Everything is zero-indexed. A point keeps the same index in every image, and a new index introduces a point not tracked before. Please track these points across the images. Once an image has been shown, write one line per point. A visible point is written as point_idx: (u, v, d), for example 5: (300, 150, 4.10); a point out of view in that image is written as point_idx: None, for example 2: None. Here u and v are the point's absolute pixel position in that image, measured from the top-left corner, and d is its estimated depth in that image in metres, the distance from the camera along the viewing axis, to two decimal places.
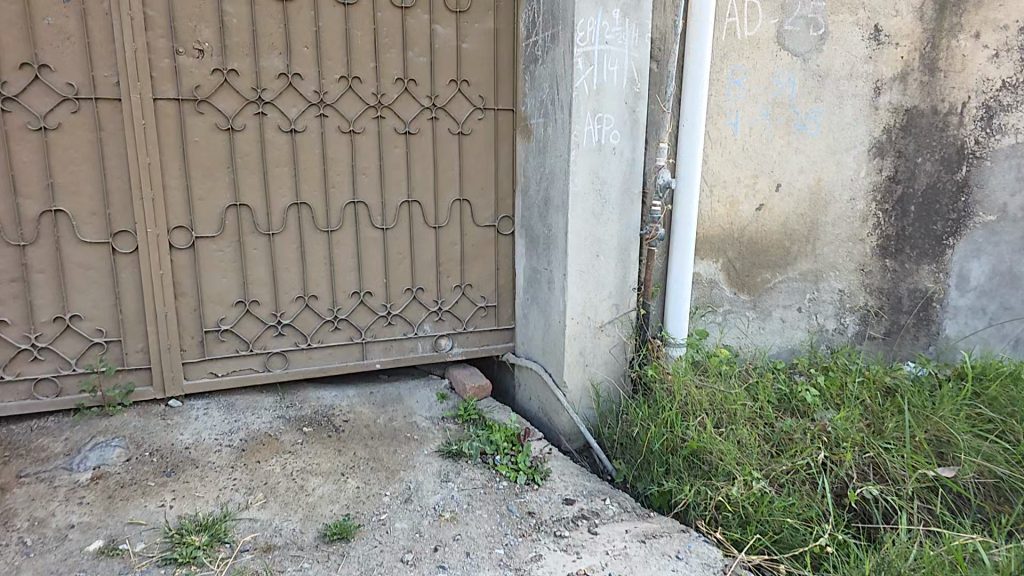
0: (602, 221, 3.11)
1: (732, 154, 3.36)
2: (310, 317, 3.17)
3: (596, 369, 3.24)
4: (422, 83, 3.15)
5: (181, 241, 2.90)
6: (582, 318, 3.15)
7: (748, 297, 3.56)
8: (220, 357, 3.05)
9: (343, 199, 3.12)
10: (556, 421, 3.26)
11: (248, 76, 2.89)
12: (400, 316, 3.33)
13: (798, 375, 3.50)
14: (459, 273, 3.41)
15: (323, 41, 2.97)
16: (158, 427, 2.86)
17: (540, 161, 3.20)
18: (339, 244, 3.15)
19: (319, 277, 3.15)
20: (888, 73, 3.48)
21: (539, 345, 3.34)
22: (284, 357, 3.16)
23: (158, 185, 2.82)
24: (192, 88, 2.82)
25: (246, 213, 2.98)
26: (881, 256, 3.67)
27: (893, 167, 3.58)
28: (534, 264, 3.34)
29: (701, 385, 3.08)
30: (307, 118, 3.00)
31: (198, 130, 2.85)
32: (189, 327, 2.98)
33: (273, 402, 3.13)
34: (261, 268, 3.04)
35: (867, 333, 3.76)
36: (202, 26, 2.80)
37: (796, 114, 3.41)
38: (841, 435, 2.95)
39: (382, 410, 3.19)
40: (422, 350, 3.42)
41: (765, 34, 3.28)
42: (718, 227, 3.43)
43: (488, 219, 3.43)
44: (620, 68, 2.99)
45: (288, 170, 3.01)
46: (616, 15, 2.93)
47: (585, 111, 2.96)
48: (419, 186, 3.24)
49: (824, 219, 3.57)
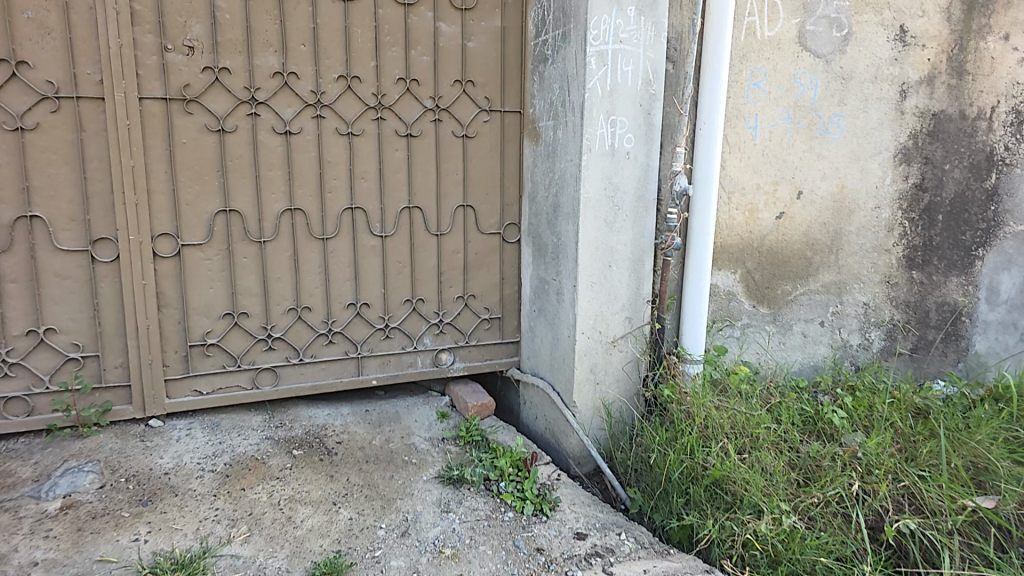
0: (615, 230, 2.93)
1: (751, 159, 3.18)
2: (302, 330, 2.97)
3: (607, 388, 3.04)
4: (425, 84, 2.99)
5: (166, 249, 2.71)
6: (593, 333, 2.95)
7: (768, 310, 3.35)
8: (205, 373, 2.85)
9: (340, 205, 2.94)
10: (564, 444, 3.04)
11: (241, 75, 2.72)
12: (398, 329, 3.13)
13: (822, 394, 3.28)
14: (462, 283, 3.21)
15: (322, 38, 2.81)
16: (136, 449, 2.66)
17: (548, 165, 3.03)
18: (335, 253, 2.96)
19: (313, 288, 2.95)
20: (915, 76, 3.32)
21: (546, 361, 3.13)
22: (274, 373, 2.95)
23: (141, 190, 2.64)
24: (181, 87, 2.65)
25: (236, 219, 2.79)
26: (907, 268, 3.47)
27: (920, 174, 3.40)
28: (541, 274, 3.14)
29: (721, 406, 2.88)
30: (303, 119, 2.83)
31: (186, 131, 2.68)
32: (173, 341, 2.78)
33: (261, 422, 2.92)
34: (251, 278, 2.85)
35: (894, 349, 3.54)
36: (193, 21, 2.64)
37: (818, 118, 3.24)
38: (872, 463, 2.74)
39: (378, 431, 2.98)
40: (421, 366, 3.21)
41: (786, 34, 3.12)
42: (737, 236, 3.23)
43: (494, 226, 3.23)
44: (635, 68, 2.82)
45: (282, 174, 2.83)
46: (630, 13, 2.77)
47: (597, 113, 2.78)
48: (420, 192, 3.06)
49: (848, 229, 3.38)
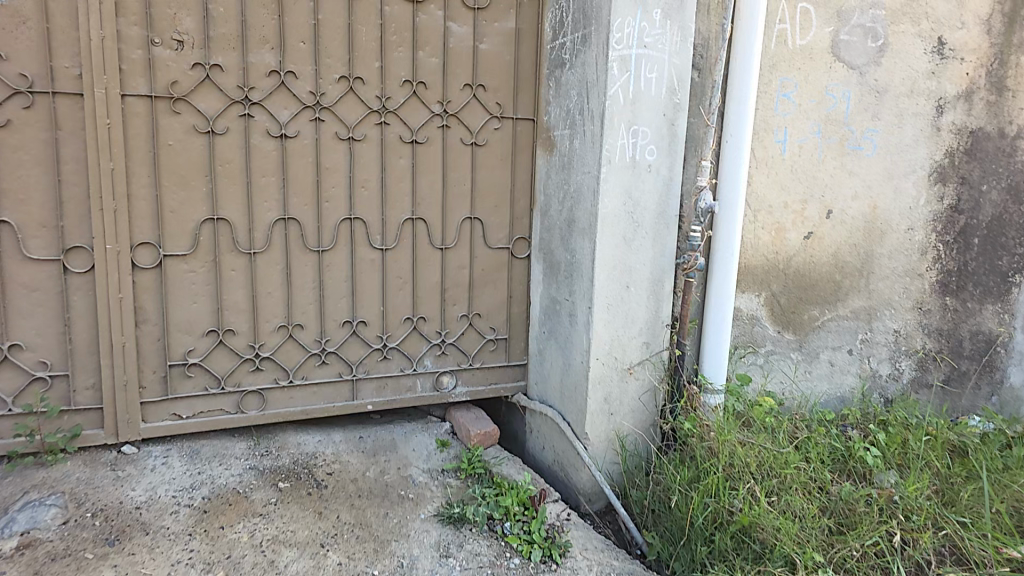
0: (634, 248, 2.71)
1: (780, 175, 2.98)
2: (293, 350, 2.73)
3: (622, 419, 2.81)
4: (433, 87, 2.78)
5: (147, 260, 2.49)
6: (608, 359, 2.73)
7: (794, 337, 3.13)
8: (185, 396, 2.61)
9: (338, 215, 2.72)
10: (574, 479, 2.81)
11: (234, 73, 2.51)
12: (397, 350, 2.89)
13: (851, 429, 3.05)
14: (466, 301, 2.98)
15: (323, 36, 2.60)
16: (106, 480, 2.41)
17: (563, 177, 2.82)
18: (331, 267, 2.74)
19: (306, 305, 2.72)
20: (953, 90, 3.12)
21: (556, 387, 2.90)
22: (260, 396, 2.71)
23: (120, 195, 2.41)
24: (168, 85, 2.43)
25: (224, 228, 2.57)
26: (941, 294, 3.26)
27: (955, 195, 3.19)
28: (552, 294, 2.92)
29: (746, 442, 2.66)
30: (300, 121, 2.62)
31: (172, 132, 2.46)
32: (151, 360, 2.55)
33: (245, 449, 2.68)
34: (239, 292, 2.62)
35: (926, 380, 3.31)
36: (183, 13, 2.43)
37: (850, 133, 3.04)
38: (909, 507, 2.54)
39: (372, 461, 2.74)
40: (421, 390, 2.97)
41: (819, 44, 2.93)
42: (762, 256, 3.02)
43: (502, 240, 3.01)
44: (659, 75, 2.62)
45: (275, 181, 2.61)
46: (656, 15, 2.57)
47: (618, 122, 2.58)
48: (425, 202, 2.84)
49: (879, 251, 3.17)
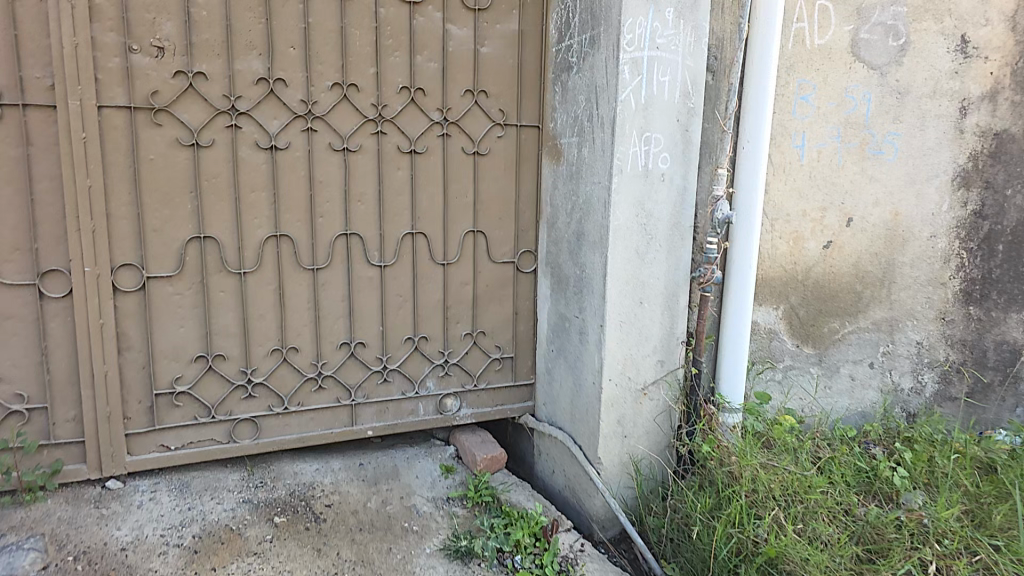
0: (647, 261, 2.56)
1: (798, 182, 2.84)
2: (288, 375, 2.58)
3: (636, 441, 2.67)
4: (432, 94, 2.62)
5: (129, 283, 2.33)
6: (621, 380, 2.58)
7: (813, 350, 2.99)
8: (173, 427, 2.45)
9: (333, 231, 2.56)
10: (587, 506, 2.67)
11: (219, 81, 2.35)
12: (397, 372, 2.74)
13: (874, 446, 2.92)
14: (470, 319, 2.83)
15: (314, 40, 2.44)
16: (90, 519, 2.26)
17: (571, 187, 2.67)
18: (326, 286, 2.58)
19: (301, 327, 2.57)
20: (976, 91, 2.97)
21: (566, 409, 2.76)
22: (253, 425, 2.55)
23: (99, 215, 2.25)
24: (149, 95, 2.27)
25: (212, 247, 2.41)
26: (964, 303, 3.12)
27: (980, 201, 3.05)
28: (561, 310, 2.77)
29: (768, 466, 2.53)
30: (291, 132, 2.46)
31: (154, 146, 2.30)
32: (136, 389, 2.39)
33: (239, 481, 2.52)
34: (229, 315, 2.46)
35: (949, 393, 3.18)
36: (163, 18, 2.26)
37: (870, 136, 2.89)
38: (940, 531, 2.40)
39: (373, 490, 2.59)
40: (424, 413, 2.82)
41: (838, 43, 2.78)
42: (780, 268, 2.88)
43: (507, 254, 2.86)
44: (672, 79, 2.47)
45: (266, 196, 2.45)
46: (669, 15, 2.42)
47: (630, 128, 2.43)
48: (425, 216, 2.69)
49: (901, 260, 3.03)
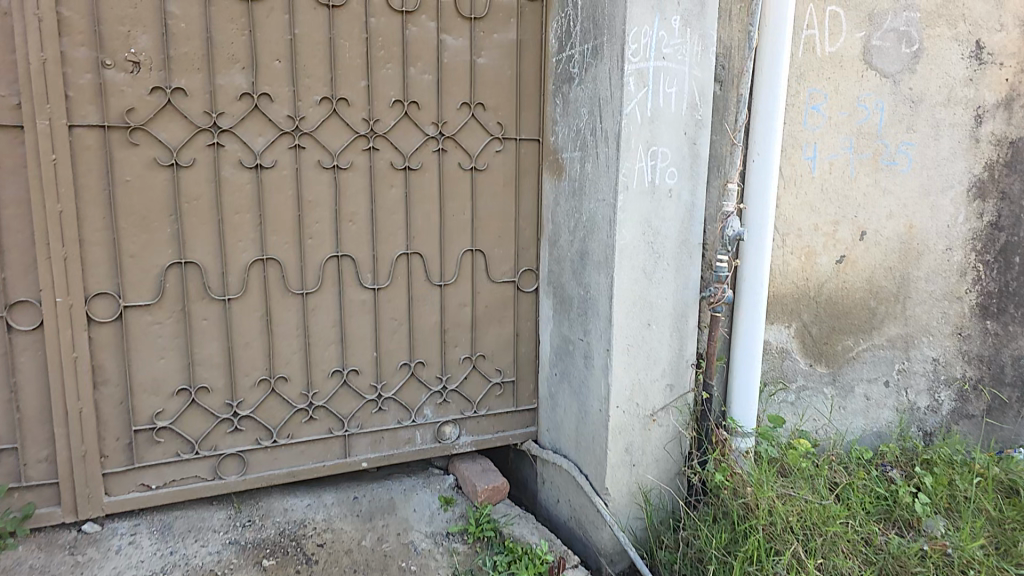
0: (655, 281, 2.44)
1: (809, 195, 2.72)
2: (277, 407, 2.43)
3: (645, 470, 2.53)
4: (427, 107, 2.49)
5: (105, 313, 2.18)
6: (629, 406, 2.45)
7: (826, 369, 2.87)
8: (154, 464, 2.30)
9: (322, 253, 2.42)
10: (595, 539, 2.53)
11: (200, 97, 2.21)
12: (392, 400, 2.60)
13: (892, 469, 2.80)
14: (469, 342, 2.70)
15: (300, 52, 2.30)
16: (64, 567, 2.11)
17: (574, 204, 2.54)
18: (317, 312, 2.44)
19: (290, 355, 2.42)
20: (991, 98, 2.87)
21: (571, 436, 2.63)
22: (240, 460, 2.40)
23: (71, 241, 2.10)
24: (124, 113, 2.13)
25: (194, 273, 2.27)
26: (981, 318, 3.02)
27: (996, 211, 2.95)
28: (565, 332, 2.64)
29: (784, 496, 2.40)
30: (278, 149, 2.32)
31: (130, 166, 2.16)
32: (114, 426, 2.24)
33: (225, 521, 2.37)
34: (213, 345, 2.32)
35: (966, 411, 3.07)
36: (138, 31, 2.12)
37: (883, 147, 2.78)
38: (964, 561, 2.30)
39: (368, 527, 2.44)
40: (421, 442, 2.68)
41: (849, 51, 2.67)
42: (791, 284, 2.76)
43: (507, 273, 2.73)
44: (679, 90, 2.34)
45: (251, 218, 2.31)
46: (675, 23, 2.30)
47: (636, 143, 2.30)
48: (420, 235, 2.55)
49: (916, 273, 2.92)
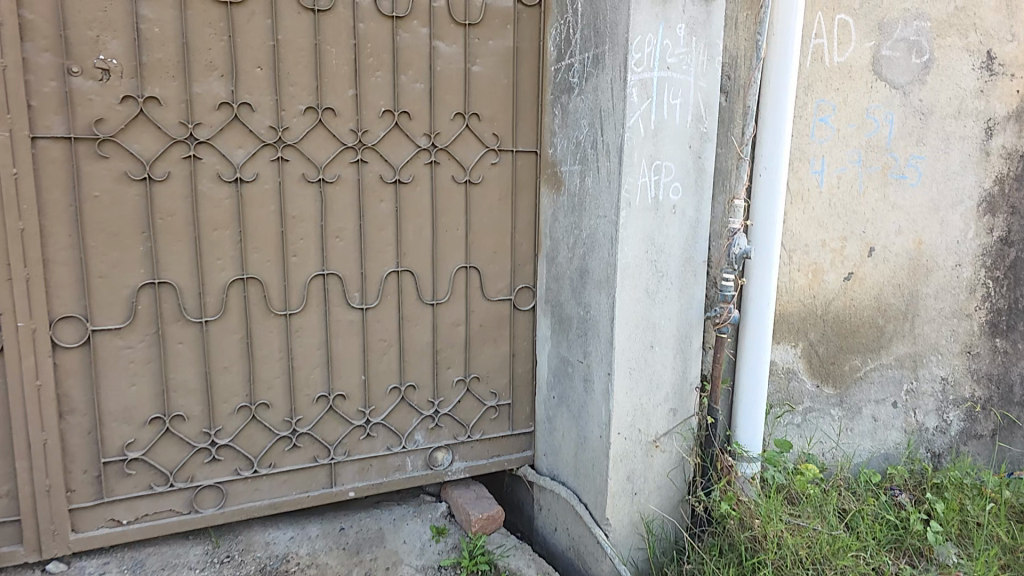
0: (658, 301, 2.32)
1: (816, 210, 2.62)
2: (258, 434, 2.29)
3: (646, 499, 2.42)
4: (419, 117, 2.36)
5: (72, 338, 2.03)
6: (631, 432, 2.34)
7: (833, 390, 2.78)
8: (125, 498, 2.15)
9: (307, 271, 2.29)
10: (595, 571, 2.41)
11: (175, 106, 2.07)
12: (381, 425, 2.47)
13: (901, 494, 2.71)
14: (463, 363, 2.57)
15: (284, 59, 2.17)
16: None
17: (573, 220, 2.43)
18: (301, 333, 2.31)
19: (272, 379, 2.29)
20: (1002, 110, 2.79)
21: (570, 462, 2.51)
22: (219, 491, 2.26)
23: (34, 261, 1.96)
24: (92, 123, 1.98)
25: (169, 294, 2.13)
26: (990, 336, 2.93)
27: (1006, 226, 2.87)
28: (563, 353, 2.53)
29: (793, 527, 2.30)
30: (259, 162, 2.18)
31: (99, 181, 2.01)
32: (81, 457, 2.09)
33: (203, 557, 2.23)
34: (189, 370, 2.17)
35: (975, 432, 2.98)
36: (108, 36, 1.98)
37: (893, 160, 2.69)
38: None
39: (355, 562, 2.30)
40: (412, 468, 2.54)
41: (859, 61, 2.57)
42: (798, 302, 2.66)
43: (503, 291, 2.60)
44: (684, 102, 2.23)
45: (230, 234, 2.17)
46: (680, 31, 2.18)
47: (639, 157, 2.19)
48: (412, 252, 2.42)
49: (925, 290, 2.83)
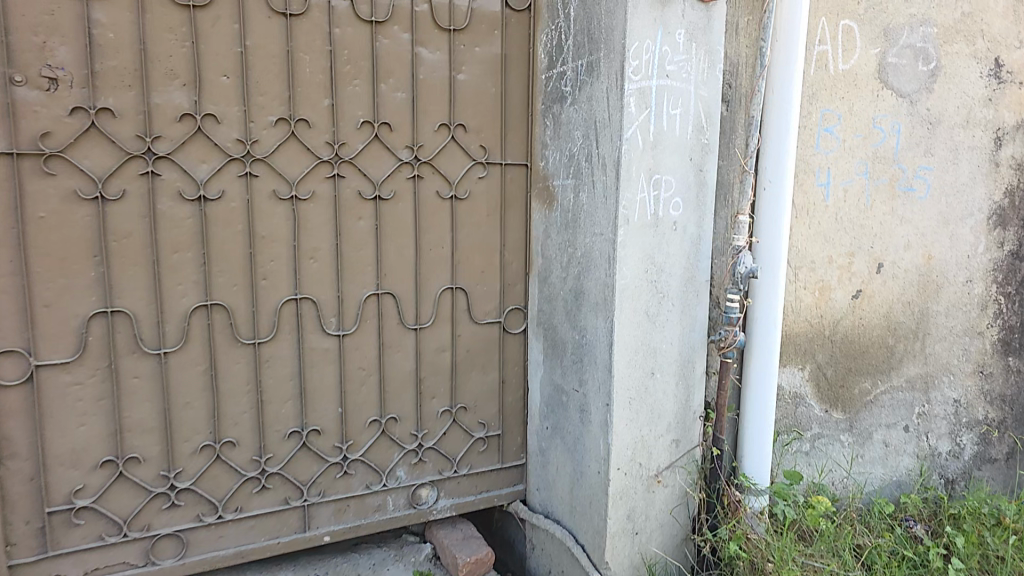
0: (658, 325, 2.16)
1: (823, 225, 2.48)
2: (224, 476, 2.09)
3: (648, 539, 2.24)
4: (400, 129, 2.20)
5: (13, 375, 1.83)
6: (631, 467, 2.16)
7: (842, 415, 2.62)
8: (73, 551, 1.94)
9: (278, 296, 2.10)
10: None
11: (131, 118, 1.89)
12: (360, 462, 2.27)
13: (916, 525, 2.56)
14: (449, 392, 2.39)
15: (252, 67, 2.00)
16: None
17: (567, 237, 2.27)
18: (272, 364, 2.12)
19: (240, 414, 2.09)
20: (1011, 119, 2.68)
21: (565, 497, 2.34)
22: (179, 540, 2.06)
23: None
24: (38, 137, 1.80)
25: (124, 324, 1.93)
26: (1003, 354, 2.80)
27: (1016, 240, 2.75)
28: (556, 380, 2.36)
29: (807, 569, 2.13)
30: (224, 178, 2.00)
31: (44, 200, 1.82)
32: (22, 506, 1.87)
33: None
34: (147, 407, 1.97)
35: (989, 456, 2.84)
36: (56, 41, 1.80)
37: (900, 171, 2.56)
38: None
39: None
40: (394, 508, 2.35)
41: (864, 68, 2.45)
42: (805, 323, 2.51)
43: (492, 313, 2.43)
44: (684, 112, 2.09)
45: (192, 257, 1.99)
46: (679, 38, 2.04)
47: (638, 171, 2.04)
48: (393, 273, 2.25)
49: (936, 309, 2.69)
